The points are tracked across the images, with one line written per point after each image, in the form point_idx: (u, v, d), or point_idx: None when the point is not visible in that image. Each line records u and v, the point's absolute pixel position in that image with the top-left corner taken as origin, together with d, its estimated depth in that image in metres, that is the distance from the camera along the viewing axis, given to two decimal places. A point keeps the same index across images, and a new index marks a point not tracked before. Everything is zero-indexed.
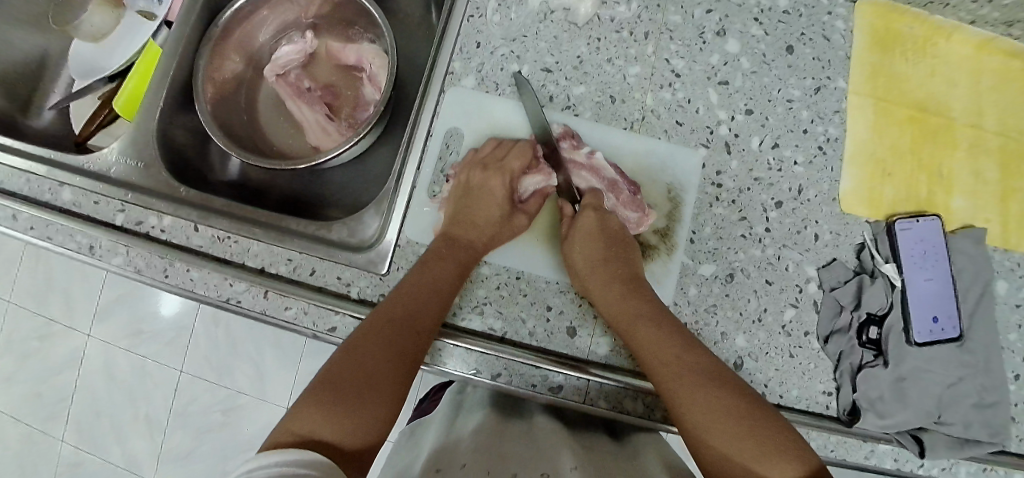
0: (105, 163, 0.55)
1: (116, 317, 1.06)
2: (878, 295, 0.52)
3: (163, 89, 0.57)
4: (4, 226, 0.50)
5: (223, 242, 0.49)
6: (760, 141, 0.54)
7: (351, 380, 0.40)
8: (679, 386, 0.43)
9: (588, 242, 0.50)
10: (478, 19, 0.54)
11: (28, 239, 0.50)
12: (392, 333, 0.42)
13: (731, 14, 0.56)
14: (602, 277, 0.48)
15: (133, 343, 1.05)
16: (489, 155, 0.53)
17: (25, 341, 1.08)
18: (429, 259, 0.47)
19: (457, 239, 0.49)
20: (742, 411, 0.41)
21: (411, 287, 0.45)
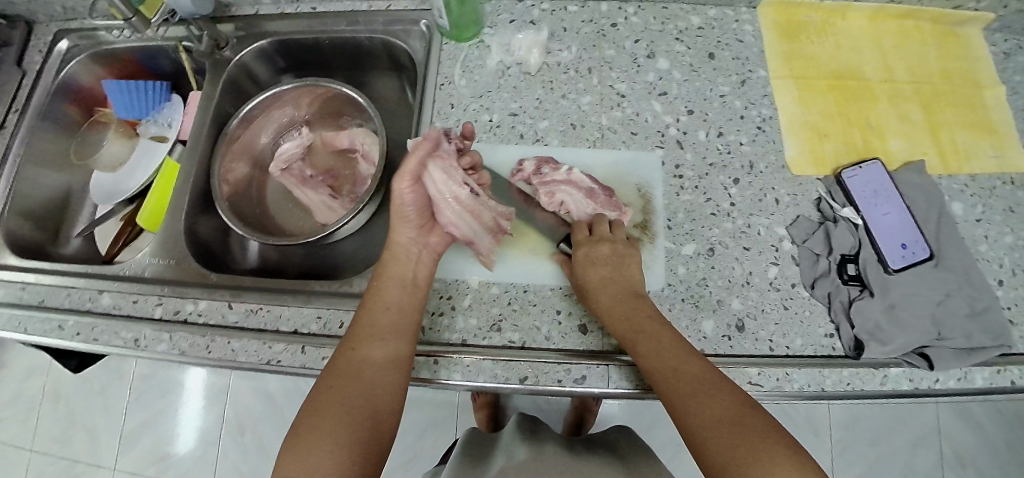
0: (140, 267, 0.63)
1: (143, 442, 1.10)
2: (846, 237, 0.57)
3: (185, 198, 0.66)
4: (51, 336, 0.57)
5: (256, 313, 0.56)
6: (706, 133, 0.62)
7: (311, 430, 0.41)
8: (679, 394, 0.44)
9: (593, 268, 0.52)
10: (447, 86, 0.63)
11: (74, 345, 0.57)
12: (344, 382, 0.45)
13: (655, 39, 0.66)
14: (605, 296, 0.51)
15: (162, 466, 1.09)
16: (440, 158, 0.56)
17: None
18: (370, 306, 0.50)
19: (392, 264, 0.53)
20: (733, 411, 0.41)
21: (354, 340, 0.48)
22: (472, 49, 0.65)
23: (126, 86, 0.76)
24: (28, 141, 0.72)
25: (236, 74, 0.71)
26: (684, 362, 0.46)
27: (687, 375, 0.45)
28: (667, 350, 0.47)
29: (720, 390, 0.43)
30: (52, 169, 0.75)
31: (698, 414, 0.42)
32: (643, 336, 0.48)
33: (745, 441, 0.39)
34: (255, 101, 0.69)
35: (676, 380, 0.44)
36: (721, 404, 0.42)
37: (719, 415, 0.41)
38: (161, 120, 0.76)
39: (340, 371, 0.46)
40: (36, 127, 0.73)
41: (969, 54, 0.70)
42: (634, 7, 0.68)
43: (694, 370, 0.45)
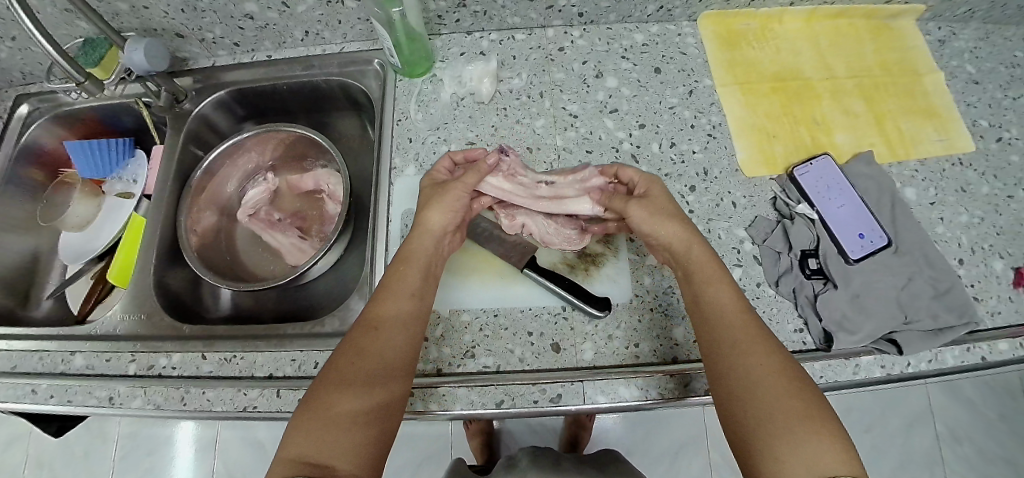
0: (110, 325, 0.62)
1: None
2: (804, 232, 0.59)
3: (153, 252, 0.66)
4: (24, 402, 0.56)
5: (230, 362, 0.56)
6: (659, 145, 0.64)
7: (320, 418, 0.41)
8: (736, 345, 0.44)
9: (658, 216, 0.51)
10: (405, 121, 0.65)
11: (49, 408, 0.56)
12: (356, 370, 0.43)
13: (603, 59, 0.69)
14: (678, 239, 0.50)
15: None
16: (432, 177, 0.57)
17: None
18: (388, 292, 0.49)
19: (416, 243, 0.52)
20: (785, 375, 0.42)
21: (370, 327, 0.46)
22: (426, 83, 0.67)
23: (89, 145, 0.77)
24: None
25: (197, 126, 0.72)
26: (743, 317, 0.46)
27: (745, 338, 0.44)
28: (727, 311, 0.46)
29: (778, 359, 0.43)
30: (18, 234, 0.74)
31: (748, 366, 0.42)
32: (710, 283, 0.48)
33: (791, 412, 0.40)
34: (216, 151, 0.70)
35: (732, 339, 0.44)
36: (773, 375, 0.42)
37: (772, 383, 0.41)
38: (126, 176, 0.76)
39: (353, 359, 0.44)
40: None
41: (904, 45, 0.72)
42: (579, 30, 0.70)
43: (751, 327, 0.45)
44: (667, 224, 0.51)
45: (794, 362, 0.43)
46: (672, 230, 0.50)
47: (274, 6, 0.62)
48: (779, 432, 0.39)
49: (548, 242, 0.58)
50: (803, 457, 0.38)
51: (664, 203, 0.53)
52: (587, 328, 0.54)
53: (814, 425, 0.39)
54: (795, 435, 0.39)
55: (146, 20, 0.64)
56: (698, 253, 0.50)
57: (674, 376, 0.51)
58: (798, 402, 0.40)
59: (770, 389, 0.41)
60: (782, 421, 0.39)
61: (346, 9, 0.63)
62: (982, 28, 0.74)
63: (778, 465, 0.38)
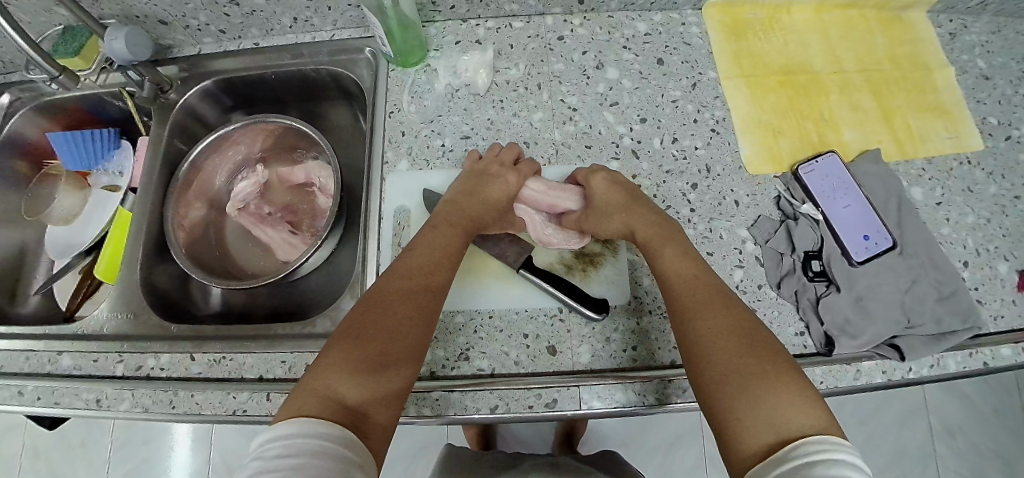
0: (98, 324, 0.61)
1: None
2: (808, 233, 0.57)
3: (140, 249, 0.64)
4: (11, 404, 0.56)
5: (220, 363, 0.55)
6: (660, 141, 0.62)
7: (347, 364, 0.40)
8: (692, 305, 0.45)
9: (608, 192, 0.55)
10: (397, 113, 0.62)
11: (36, 410, 0.55)
12: (389, 322, 0.43)
13: (603, 49, 0.66)
14: (635, 215, 0.53)
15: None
16: (514, 188, 0.57)
17: None
18: (412, 256, 0.49)
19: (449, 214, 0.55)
20: (741, 331, 0.42)
21: (404, 281, 0.46)
22: (420, 73, 0.64)
23: (71, 136, 0.74)
24: None
25: (183, 118, 0.70)
26: (701, 280, 0.47)
27: (704, 300, 0.45)
28: (684, 274, 0.47)
29: (738, 320, 0.43)
30: (4, 228, 0.73)
31: (706, 325, 0.43)
32: (668, 250, 0.50)
33: (746, 369, 0.39)
34: (203, 143, 0.68)
35: (690, 301, 0.45)
36: (730, 331, 0.42)
37: (727, 340, 0.41)
38: (112, 168, 0.75)
39: (374, 312, 0.44)
40: None
41: (914, 38, 0.69)
42: (579, 19, 0.67)
43: (709, 288, 0.46)
44: (610, 222, 0.54)
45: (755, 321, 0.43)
46: (616, 226, 0.54)
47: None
48: (734, 389, 0.38)
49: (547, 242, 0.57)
50: (761, 411, 0.37)
51: (610, 201, 0.54)
52: (584, 330, 0.53)
53: (770, 379, 0.38)
54: (753, 390, 0.38)
55: (126, 6, 0.61)
56: (651, 223, 0.52)
57: (672, 381, 0.50)
58: (756, 359, 0.40)
59: (724, 347, 0.41)
60: (737, 377, 0.39)
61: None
62: (996, 20, 0.72)
63: (739, 424, 0.37)
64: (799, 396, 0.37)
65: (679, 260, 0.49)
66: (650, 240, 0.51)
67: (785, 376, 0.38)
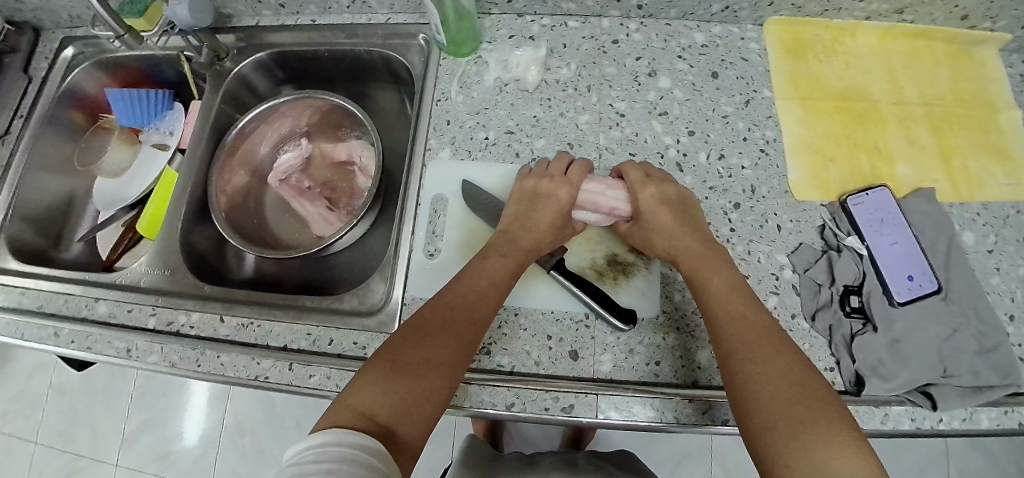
0: (134, 276, 0.64)
1: (142, 444, 1.12)
2: (849, 267, 0.56)
3: (181, 209, 0.66)
4: (47, 344, 0.59)
5: (248, 328, 0.57)
6: (707, 156, 0.60)
7: (393, 381, 0.40)
8: (739, 343, 0.44)
9: (653, 210, 0.53)
10: (444, 102, 0.63)
11: (69, 352, 0.58)
12: (430, 342, 0.43)
13: (657, 57, 0.64)
14: (680, 241, 0.52)
15: (161, 467, 1.11)
16: (568, 203, 0.54)
17: None
18: (465, 280, 0.49)
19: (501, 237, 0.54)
20: (793, 374, 0.41)
21: (448, 302, 0.47)
22: (470, 64, 0.64)
23: (129, 94, 0.77)
24: (31, 147, 0.73)
25: (235, 86, 0.71)
26: (751, 313, 0.46)
27: (753, 338, 0.43)
28: (732, 308, 0.46)
29: (788, 362, 0.42)
30: (58, 175, 0.76)
31: (754, 364, 0.42)
32: (716, 278, 0.48)
33: (796, 414, 0.38)
34: (252, 112, 0.69)
35: (737, 338, 0.44)
36: (780, 372, 0.41)
37: (776, 382, 0.40)
38: (163, 127, 0.76)
39: (422, 333, 0.44)
40: (40, 132, 0.74)
41: (984, 75, 0.66)
42: (636, 24, 0.66)
43: (758, 323, 0.45)
44: (657, 243, 0.53)
45: (806, 363, 0.42)
46: (661, 248, 0.53)
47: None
48: (782, 435, 0.37)
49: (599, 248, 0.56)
50: (811, 461, 0.36)
51: (656, 221, 0.53)
52: (608, 339, 0.53)
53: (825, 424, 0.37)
54: (804, 436, 0.37)
55: None
56: (699, 247, 0.51)
57: (691, 401, 0.49)
58: (807, 405, 0.38)
59: (773, 389, 0.40)
60: (786, 420, 0.38)
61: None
62: None
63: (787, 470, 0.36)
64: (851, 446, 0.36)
65: (726, 291, 0.47)
66: (697, 269, 0.50)
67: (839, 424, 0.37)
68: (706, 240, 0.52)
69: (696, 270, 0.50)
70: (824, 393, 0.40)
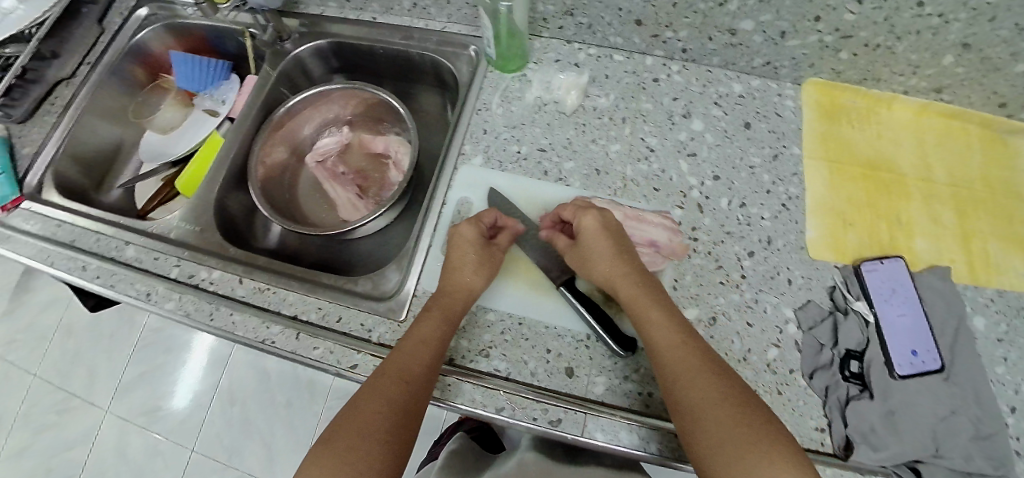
0: (167, 227, 0.67)
1: (135, 393, 1.15)
2: (853, 332, 0.56)
3: (220, 173, 0.70)
4: (73, 275, 0.63)
5: (263, 293, 0.60)
6: (729, 201, 0.61)
7: (337, 461, 0.43)
8: (681, 371, 0.46)
9: (597, 237, 0.54)
10: (484, 112, 0.66)
11: (92, 286, 0.62)
12: (368, 415, 0.46)
13: (695, 100, 0.66)
14: (620, 267, 0.53)
15: (149, 419, 1.14)
16: (472, 237, 0.56)
17: (46, 416, 1.16)
18: (400, 349, 0.50)
19: (444, 291, 0.55)
20: (734, 399, 0.44)
21: (384, 371, 0.49)
22: (515, 81, 0.67)
23: (190, 60, 0.81)
24: (92, 93, 0.77)
25: (290, 68, 0.75)
26: (690, 339, 0.48)
27: (693, 365, 0.46)
28: (670, 335, 0.48)
29: (728, 386, 0.45)
30: (110, 123, 0.80)
31: (694, 392, 0.45)
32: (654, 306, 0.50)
33: (739, 437, 0.41)
34: (303, 94, 0.73)
35: (680, 367, 0.47)
36: (718, 396, 0.44)
37: (717, 408, 0.43)
38: (216, 95, 0.81)
39: (359, 408, 0.46)
40: (103, 82, 0.78)
41: (1016, 165, 0.66)
42: (679, 66, 0.69)
43: (698, 349, 0.48)
44: (595, 269, 0.54)
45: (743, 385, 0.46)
46: (598, 275, 0.53)
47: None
48: (728, 458, 0.41)
49: None
50: None
51: (597, 242, 0.54)
52: (606, 363, 0.54)
53: (767, 448, 0.40)
54: (747, 458, 0.40)
55: None
56: (637, 274, 0.53)
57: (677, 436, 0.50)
58: (749, 428, 0.42)
59: (712, 416, 0.43)
60: (731, 448, 0.41)
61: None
62: None
63: None
64: (792, 465, 0.39)
65: (666, 319, 0.49)
66: (634, 298, 0.51)
67: (781, 445, 0.41)
68: (639, 265, 0.54)
69: (632, 297, 0.51)
70: (763, 416, 0.43)
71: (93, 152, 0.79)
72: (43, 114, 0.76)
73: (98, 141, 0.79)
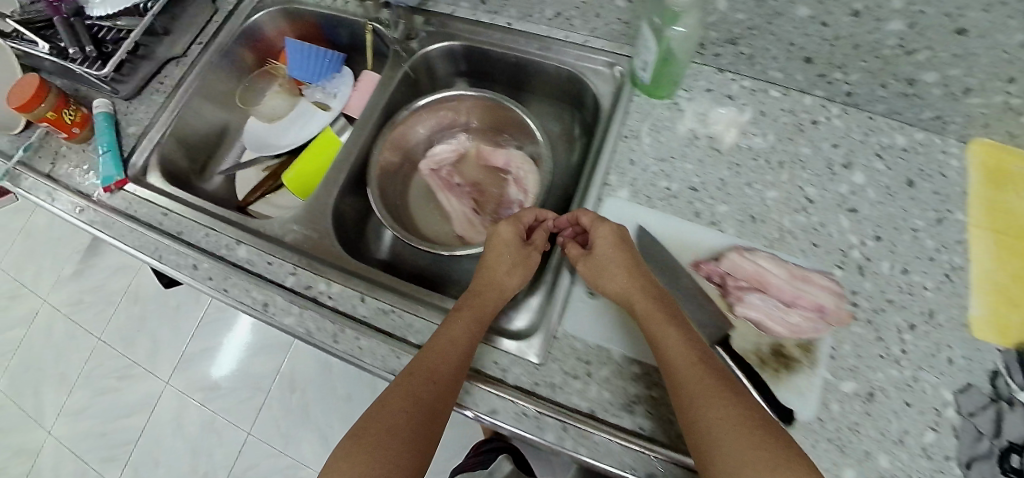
0: (277, 229, 0.64)
1: (196, 367, 1.17)
2: (1018, 425, 0.52)
3: (338, 176, 0.67)
4: (183, 273, 0.60)
5: (388, 315, 0.57)
6: (891, 266, 0.57)
7: (366, 458, 0.40)
8: (696, 390, 0.42)
9: (613, 246, 0.53)
10: (631, 140, 0.62)
11: (204, 288, 0.59)
12: (392, 411, 0.43)
13: (856, 149, 0.62)
14: (636, 280, 0.51)
15: (206, 395, 1.14)
16: (511, 234, 0.57)
17: (108, 379, 1.19)
18: (428, 348, 0.48)
19: (482, 294, 0.54)
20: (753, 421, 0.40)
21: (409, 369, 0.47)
22: (664, 109, 0.63)
23: (303, 48, 0.77)
24: (202, 77, 0.74)
25: (417, 66, 0.73)
26: (708, 358, 0.45)
27: (711, 384, 0.42)
28: (684, 352, 0.45)
29: (748, 408, 0.41)
30: (215, 107, 0.77)
31: (710, 411, 0.41)
32: (669, 322, 0.47)
33: (760, 460, 0.37)
34: (432, 97, 0.71)
35: (695, 385, 0.43)
36: (735, 416, 0.40)
37: (733, 428, 0.39)
38: (328, 89, 0.78)
39: (384, 404, 0.44)
40: (213, 64, 0.75)
41: None
42: (838, 109, 0.64)
43: (714, 368, 0.44)
44: (610, 279, 0.52)
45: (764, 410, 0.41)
46: (616, 287, 0.51)
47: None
48: None
49: (765, 327, 0.53)
50: None
51: (613, 255, 0.53)
52: None
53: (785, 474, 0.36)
54: None
55: None
56: (652, 289, 0.50)
57: None
58: (768, 452, 0.37)
59: (732, 437, 0.39)
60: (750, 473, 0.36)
61: (611, 5, 0.62)
62: None
63: None
64: None
65: (680, 337, 0.46)
66: (649, 315, 0.48)
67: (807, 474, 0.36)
68: (653, 282, 0.52)
69: (646, 312, 0.49)
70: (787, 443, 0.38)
71: (196, 136, 0.75)
72: (150, 93, 0.73)
73: (203, 124, 0.76)
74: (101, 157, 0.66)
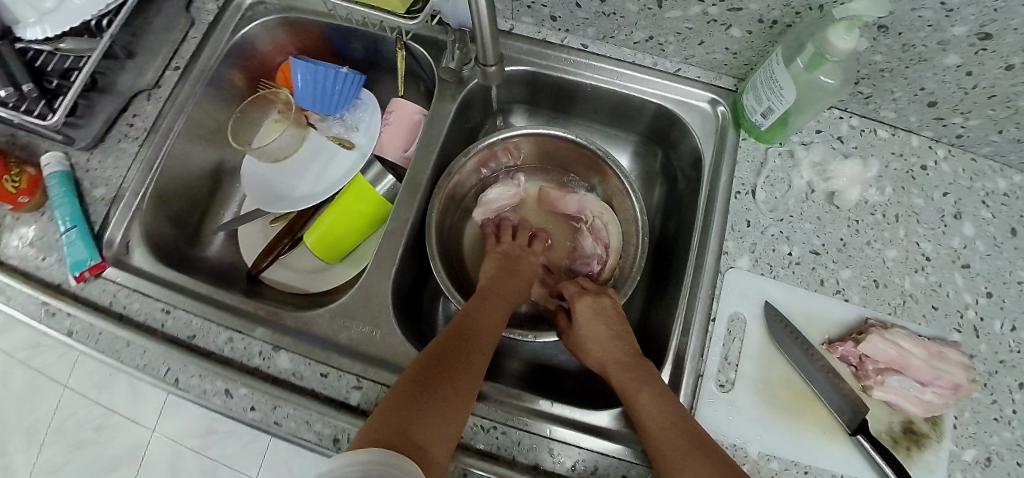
0: (319, 322, 0.51)
1: (188, 412, 1.02)
2: None
3: (391, 244, 0.54)
4: (213, 401, 0.47)
5: (489, 433, 0.48)
6: (1001, 324, 0.54)
7: (415, 423, 0.37)
8: (671, 449, 0.41)
9: (591, 320, 0.53)
10: (745, 196, 0.55)
11: (248, 421, 0.46)
12: (433, 381, 0.41)
13: (963, 197, 0.58)
14: (612, 349, 0.50)
15: (203, 442, 1.01)
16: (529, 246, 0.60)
17: (82, 432, 1.03)
18: (454, 336, 0.46)
19: (495, 286, 0.54)
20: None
21: (441, 344, 0.45)
22: (774, 155, 0.56)
23: (313, 67, 0.62)
24: (186, 111, 0.59)
25: (474, 94, 0.61)
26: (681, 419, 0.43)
27: (685, 446, 0.40)
28: (664, 405, 0.43)
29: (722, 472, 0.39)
30: (203, 147, 0.62)
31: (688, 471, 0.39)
32: (644, 387, 0.45)
33: None
34: (498, 137, 0.60)
35: (676, 437, 0.41)
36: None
37: None
38: (349, 119, 0.64)
39: (420, 370, 0.41)
40: (197, 94, 0.59)
41: None
42: (943, 150, 0.59)
43: (689, 428, 0.42)
44: (593, 347, 0.52)
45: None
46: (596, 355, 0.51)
47: (645, 2, 0.51)
48: None
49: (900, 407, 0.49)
50: None
51: (593, 329, 0.52)
52: None
53: None
54: None
55: None
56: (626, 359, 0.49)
57: None
58: None
59: None
60: None
61: (723, 34, 0.52)
62: None
63: None
64: None
65: (659, 400, 0.44)
66: (625, 385, 0.46)
67: None
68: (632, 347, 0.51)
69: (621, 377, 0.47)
70: None
71: (185, 186, 0.60)
72: (115, 141, 0.57)
73: (191, 169, 0.61)
74: (67, 237, 0.50)
